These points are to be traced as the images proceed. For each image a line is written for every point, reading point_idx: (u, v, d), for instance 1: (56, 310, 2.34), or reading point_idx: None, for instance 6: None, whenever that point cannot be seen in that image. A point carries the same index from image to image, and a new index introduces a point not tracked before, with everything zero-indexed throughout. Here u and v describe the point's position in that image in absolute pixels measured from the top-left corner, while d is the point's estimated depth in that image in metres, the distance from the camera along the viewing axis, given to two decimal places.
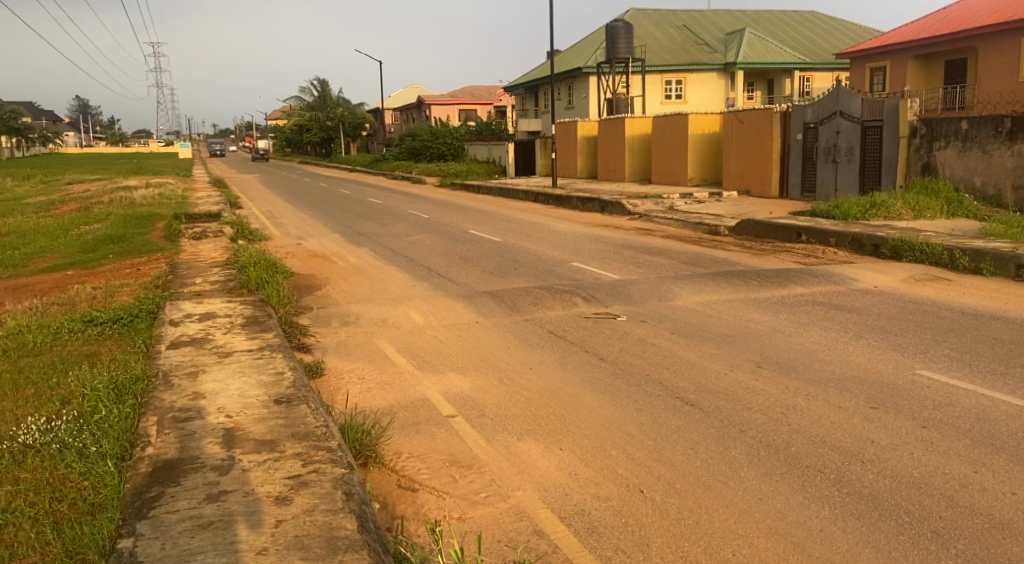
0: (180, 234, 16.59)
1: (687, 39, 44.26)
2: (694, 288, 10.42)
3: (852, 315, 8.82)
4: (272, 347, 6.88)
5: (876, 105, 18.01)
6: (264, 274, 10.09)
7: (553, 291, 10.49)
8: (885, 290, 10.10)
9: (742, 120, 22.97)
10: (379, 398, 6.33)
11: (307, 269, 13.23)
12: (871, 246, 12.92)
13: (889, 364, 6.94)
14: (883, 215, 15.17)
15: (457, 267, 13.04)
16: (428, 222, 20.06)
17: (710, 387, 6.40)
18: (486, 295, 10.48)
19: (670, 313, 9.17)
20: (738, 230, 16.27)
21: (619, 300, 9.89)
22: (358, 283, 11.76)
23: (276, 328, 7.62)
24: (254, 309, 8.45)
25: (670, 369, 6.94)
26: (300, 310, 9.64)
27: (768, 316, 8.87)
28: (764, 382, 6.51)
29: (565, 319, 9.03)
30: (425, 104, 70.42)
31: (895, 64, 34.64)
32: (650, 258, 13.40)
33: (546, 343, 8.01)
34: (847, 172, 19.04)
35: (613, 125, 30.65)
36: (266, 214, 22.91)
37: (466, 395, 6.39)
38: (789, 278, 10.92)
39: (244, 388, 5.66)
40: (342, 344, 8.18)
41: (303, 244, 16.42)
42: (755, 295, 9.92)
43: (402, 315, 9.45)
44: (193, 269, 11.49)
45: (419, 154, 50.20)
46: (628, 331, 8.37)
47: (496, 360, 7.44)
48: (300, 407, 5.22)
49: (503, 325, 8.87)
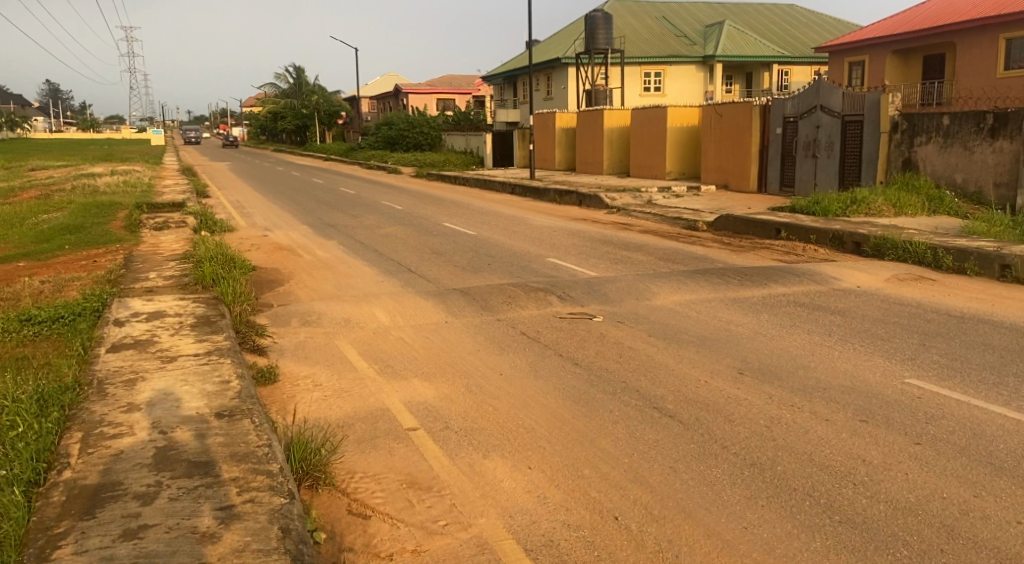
0: (141, 224, 15.98)
1: (667, 30, 43.90)
2: (672, 287, 10.04)
3: (835, 317, 8.47)
4: (220, 352, 6.42)
5: (858, 100, 17.80)
6: (221, 269, 9.59)
7: (526, 289, 10.06)
8: (869, 291, 9.77)
9: (721, 113, 22.67)
10: (335, 410, 5.88)
11: (272, 263, 12.72)
12: (853, 244, 12.62)
13: (876, 371, 6.59)
14: (864, 211, 14.88)
15: (427, 262, 12.57)
16: (400, 214, 19.55)
17: (689, 397, 6.01)
18: (456, 293, 10.03)
19: (647, 313, 8.78)
20: (716, 225, 15.95)
21: (594, 299, 9.48)
22: (323, 279, 11.27)
23: (228, 330, 7.15)
24: (206, 309, 7.97)
25: (646, 375, 6.56)
26: (259, 309, 9.16)
27: (749, 317, 8.50)
28: (746, 390, 6.14)
29: (538, 320, 8.62)
30: (402, 93, 69.64)
31: (874, 59, 34.50)
32: (628, 254, 13.03)
33: (517, 346, 7.59)
34: (827, 168, 18.80)
35: (592, 116, 30.25)
36: (235, 204, 22.28)
37: (429, 405, 5.96)
38: (770, 277, 10.57)
39: (184, 398, 5.21)
40: (301, 347, 7.72)
41: (269, 235, 15.89)
42: (735, 294, 9.55)
43: (367, 314, 8.99)
44: (148, 263, 10.95)
45: (396, 144, 49.57)
46: (604, 333, 7.96)
47: (463, 365, 7.01)
48: (243, 423, 4.77)
49: (472, 326, 8.43)
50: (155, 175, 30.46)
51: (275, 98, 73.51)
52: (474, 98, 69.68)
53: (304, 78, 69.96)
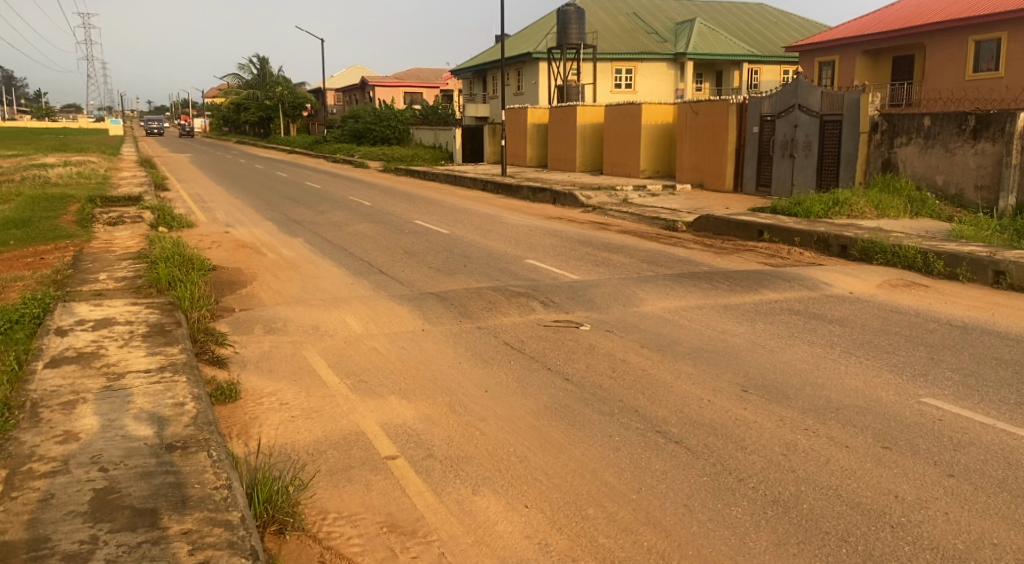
0: (94, 218, 15.13)
1: (637, 27, 43.56)
2: (659, 292, 9.54)
3: (834, 327, 8.01)
4: (174, 367, 5.77)
5: (836, 99, 17.51)
6: (177, 271, 8.90)
7: (506, 294, 9.50)
8: (863, 297, 9.35)
9: (696, 111, 22.31)
10: (303, 436, 5.29)
11: (234, 262, 12.00)
12: (839, 247, 12.24)
13: (889, 389, 6.12)
14: (846, 213, 14.54)
15: (399, 263, 11.94)
16: (369, 210, 18.89)
17: (694, 419, 5.51)
18: (431, 297, 9.44)
19: (637, 322, 8.25)
20: (695, 226, 15.54)
21: (578, 305, 8.94)
22: (289, 280, 10.60)
23: (183, 341, 6.50)
24: (160, 316, 7.28)
25: (644, 393, 6.04)
26: (219, 314, 8.48)
27: (745, 326, 8.02)
28: (753, 411, 5.65)
29: (522, 328, 8.07)
30: (369, 86, 68.65)
31: (843, 59, 34.43)
32: (609, 256, 12.53)
33: (502, 358, 7.04)
34: (805, 168, 18.51)
35: (564, 112, 29.76)
36: (196, 198, 21.42)
37: (409, 430, 5.39)
38: (759, 281, 10.12)
39: (131, 425, 4.57)
40: (266, 359, 7.09)
41: (231, 232, 15.12)
42: (726, 301, 9.08)
43: (337, 321, 8.36)
44: (99, 262, 10.19)
45: (362, 138, 48.66)
46: (593, 344, 7.44)
47: (443, 381, 6.44)
48: (198, 457, 4.15)
49: (451, 335, 7.85)
50: (111, 166, 29.34)
51: (238, 89, 72.04)
52: (443, 92, 68.99)
53: (270, 70, 69.23)
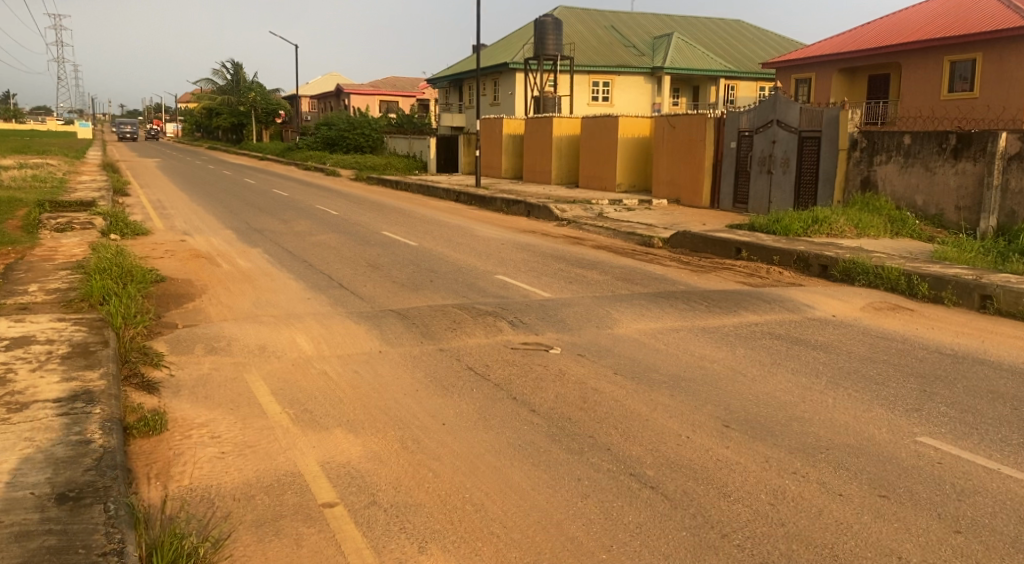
0: (41, 224, 14.35)
1: (615, 40, 43.36)
2: (634, 313, 9.00)
3: (819, 353, 7.50)
4: (88, 394, 5.14)
5: (816, 115, 17.19)
6: (115, 285, 8.25)
7: (472, 312, 8.92)
8: (847, 320, 8.88)
9: (673, 125, 21.93)
10: (231, 477, 4.70)
11: (185, 272, 11.34)
12: (819, 267, 11.81)
13: (881, 426, 5.60)
14: (826, 232, 14.10)
15: (361, 277, 11.33)
16: (335, 220, 18.24)
17: (671, 459, 4.97)
18: (392, 315, 8.84)
19: (610, 345, 7.71)
20: (671, 242, 15.10)
21: (548, 326, 8.38)
22: (241, 294, 9.95)
23: (106, 363, 5.87)
24: (87, 334, 6.63)
25: (616, 428, 5.49)
26: (157, 331, 7.84)
27: (725, 352, 7.50)
28: (736, 451, 5.11)
29: (486, 351, 7.50)
30: (345, 94, 67.95)
31: (820, 76, 34.37)
32: (582, 272, 12.00)
33: (463, 386, 6.45)
34: (783, 184, 18.18)
35: (540, 123, 29.30)
36: (156, 204, 20.60)
37: (352, 471, 4.80)
38: (738, 302, 9.63)
39: (20, 470, 3.95)
40: (203, 384, 6.45)
41: (187, 240, 14.44)
42: (705, 323, 8.56)
43: (285, 340, 7.74)
44: (34, 271, 9.50)
45: (336, 145, 48.00)
46: (562, 370, 6.88)
47: (395, 412, 5.84)
48: (89, 512, 3.55)
49: (409, 358, 7.25)
50: (70, 170, 28.43)
51: (211, 94, 70.95)
52: (419, 102, 68.47)
53: (243, 76, 67.60)
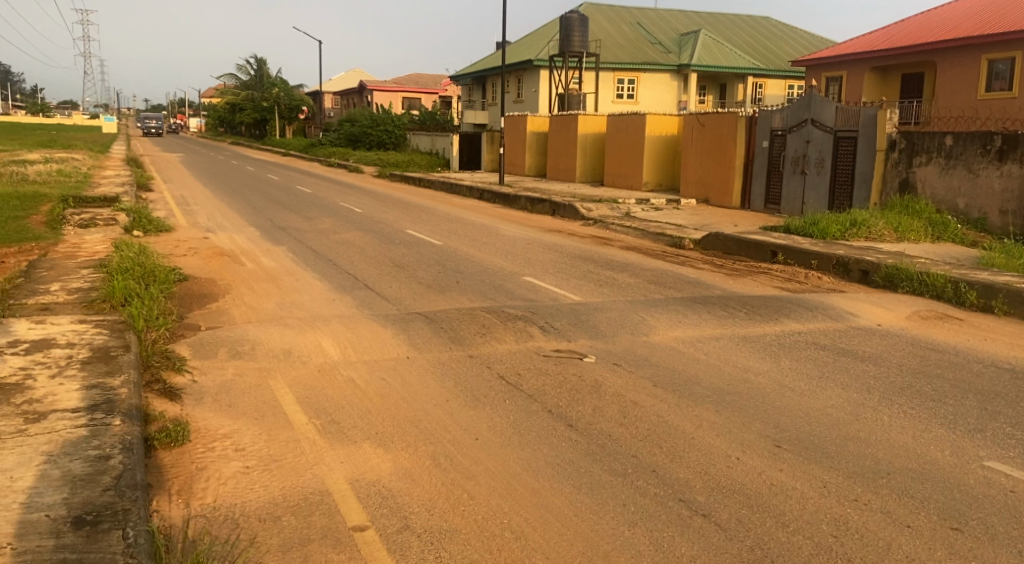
0: (64, 219, 14.25)
1: (641, 37, 42.88)
2: (670, 319, 8.66)
3: (868, 366, 7.13)
4: (108, 404, 4.91)
5: (852, 115, 16.73)
6: (137, 285, 8.06)
7: (501, 316, 8.62)
8: (893, 330, 8.49)
9: (703, 123, 21.54)
10: (256, 495, 4.45)
11: (208, 271, 11.15)
12: (859, 272, 11.42)
13: (942, 448, 5.24)
14: (864, 235, 13.66)
15: (387, 278, 11.07)
16: (359, 217, 18.04)
17: (722, 483, 4.65)
18: (419, 319, 8.57)
19: (647, 354, 7.39)
20: (703, 243, 14.74)
21: (580, 333, 8.06)
22: (265, 294, 9.73)
23: (128, 369, 5.64)
24: (108, 337, 6.42)
25: (660, 447, 5.18)
26: (180, 333, 7.63)
27: (768, 363, 7.17)
28: (791, 474, 4.78)
29: (518, 358, 7.21)
30: (367, 90, 67.86)
31: (851, 75, 33.74)
32: (612, 275, 11.67)
33: (495, 396, 6.16)
34: (817, 185, 17.73)
35: (565, 121, 28.96)
36: (179, 200, 20.53)
37: (383, 491, 4.53)
38: (778, 309, 9.27)
39: (36, 488, 3.71)
40: (226, 391, 6.21)
41: (210, 238, 14.27)
42: (745, 332, 8.22)
43: (311, 344, 7.49)
44: (57, 269, 9.34)
45: (358, 142, 47.94)
46: (599, 381, 6.56)
47: (426, 424, 5.56)
48: (107, 539, 3.30)
49: (437, 365, 6.98)
50: (95, 164, 28.49)
51: (235, 90, 71.21)
52: (441, 98, 68.19)
53: (267, 72, 67.64)
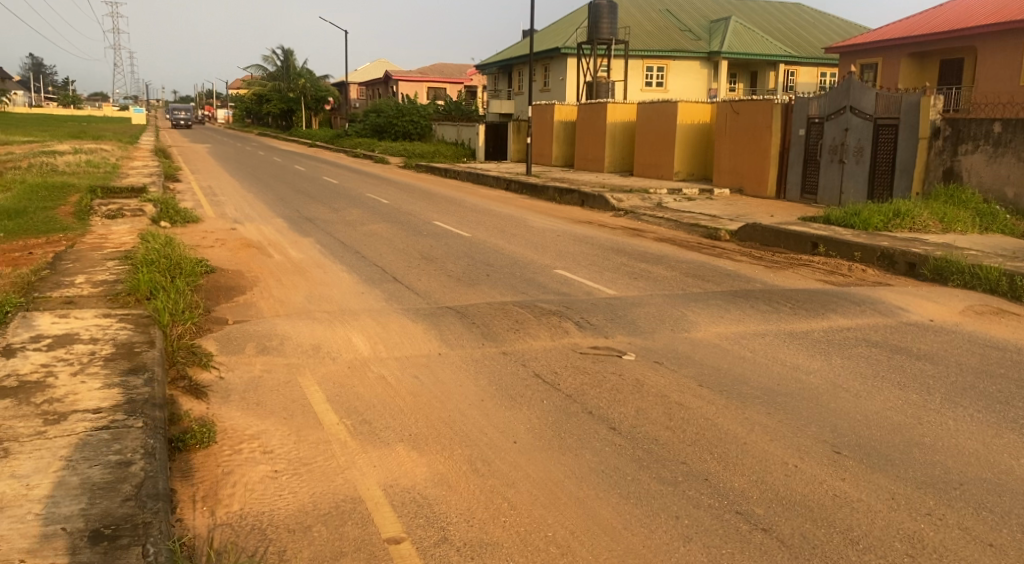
0: (92, 210, 14.16)
1: (670, 25, 42.23)
2: (712, 314, 8.31)
3: (925, 364, 6.74)
4: (132, 404, 4.69)
5: (893, 101, 16.20)
6: (163, 277, 7.86)
7: (535, 311, 8.32)
8: (948, 326, 8.07)
9: (737, 111, 21.05)
10: (285, 502, 4.21)
11: (235, 263, 10.98)
12: (905, 265, 10.97)
13: (1017, 457, 4.86)
14: (908, 226, 13.18)
15: (416, 270, 10.80)
16: (386, 208, 17.81)
17: (780, 493, 4.33)
18: (450, 313, 8.29)
19: (691, 352, 7.05)
20: (739, 235, 14.33)
21: (617, 328, 7.74)
22: (293, 287, 9.52)
23: (151, 367, 5.42)
24: (132, 332, 6.22)
25: (711, 453, 4.88)
26: (207, 328, 7.42)
27: (818, 362, 6.80)
28: (856, 483, 4.44)
29: (554, 355, 6.92)
30: (392, 80, 67.63)
31: (887, 61, 32.93)
32: (647, 267, 11.33)
33: (533, 397, 5.87)
34: (855, 175, 17.22)
35: (593, 110, 28.54)
36: (206, 191, 20.42)
37: (418, 498, 4.27)
38: (824, 304, 8.88)
39: (53, 497, 3.49)
40: (254, 389, 5.98)
41: (237, 229, 14.11)
42: (792, 328, 7.86)
43: (340, 340, 7.25)
44: (83, 261, 9.19)
45: (384, 132, 47.78)
46: (640, 381, 6.24)
47: (462, 427, 5.29)
48: (127, 557, 3.07)
49: (471, 362, 6.70)
50: (123, 155, 28.57)
51: (262, 81, 71.36)
52: (466, 88, 67.79)
53: (294, 62, 67.62)
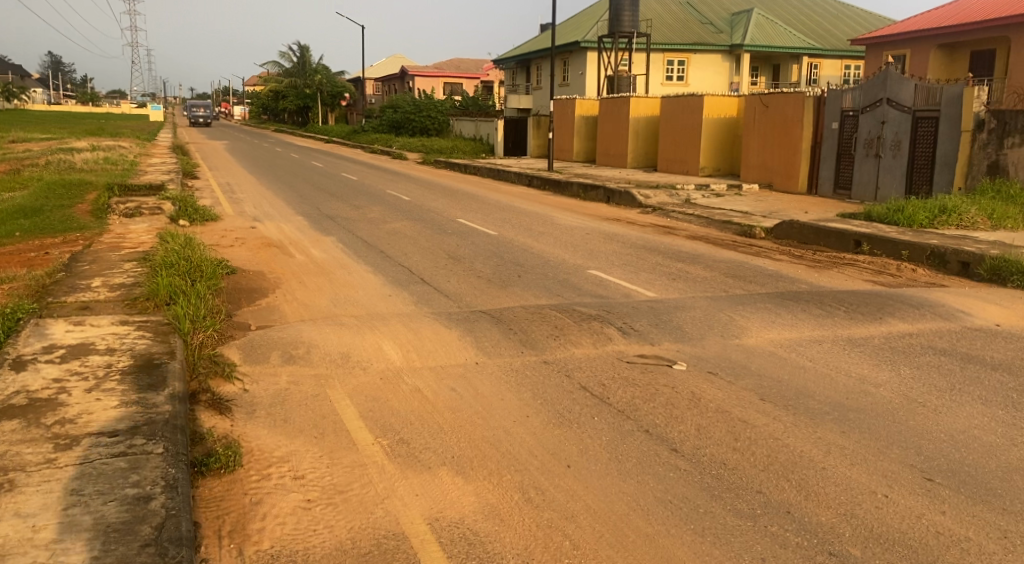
0: (109, 209, 13.82)
1: (692, 17, 41.56)
2: (763, 319, 7.80)
3: (1002, 376, 6.22)
4: (151, 425, 4.26)
5: (933, 93, 15.59)
6: (183, 280, 7.46)
7: (574, 316, 7.84)
8: (1016, 332, 7.54)
9: (766, 104, 20.44)
10: (321, 538, 3.78)
11: (256, 263, 10.58)
12: (958, 264, 10.43)
13: None
14: (955, 223, 12.59)
15: (444, 271, 10.37)
16: (408, 205, 17.39)
17: (876, 530, 3.84)
18: (485, 318, 7.84)
19: (746, 361, 6.57)
20: (776, 232, 13.79)
21: (664, 335, 7.24)
22: (317, 289, 9.11)
23: (172, 382, 5.00)
24: (151, 342, 5.81)
25: (789, 480, 4.40)
26: (229, 334, 7.02)
27: (886, 373, 6.29)
28: (959, 518, 3.95)
29: (599, 365, 6.45)
30: (408, 75, 67.15)
31: (916, 53, 32.18)
32: (685, 267, 10.83)
33: (582, 413, 5.39)
34: (892, 169, 16.62)
35: (616, 105, 28.00)
36: (225, 188, 20.09)
37: (469, 535, 3.82)
38: (880, 306, 8.36)
39: (62, 543, 3.09)
40: (281, 403, 5.55)
41: (257, 227, 13.73)
42: (851, 334, 7.35)
43: (370, 348, 6.82)
44: (101, 262, 8.81)
45: (401, 128, 47.34)
46: (696, 394, 5.74)
47: (509, 448, 4.83)
48: None
49: (511, 373, 6.23)
50: (141, 152, 28.33)
51: (279, 77, 71.17)
52: (482, 84, 67.24)
53: (310, 58, 67.29)
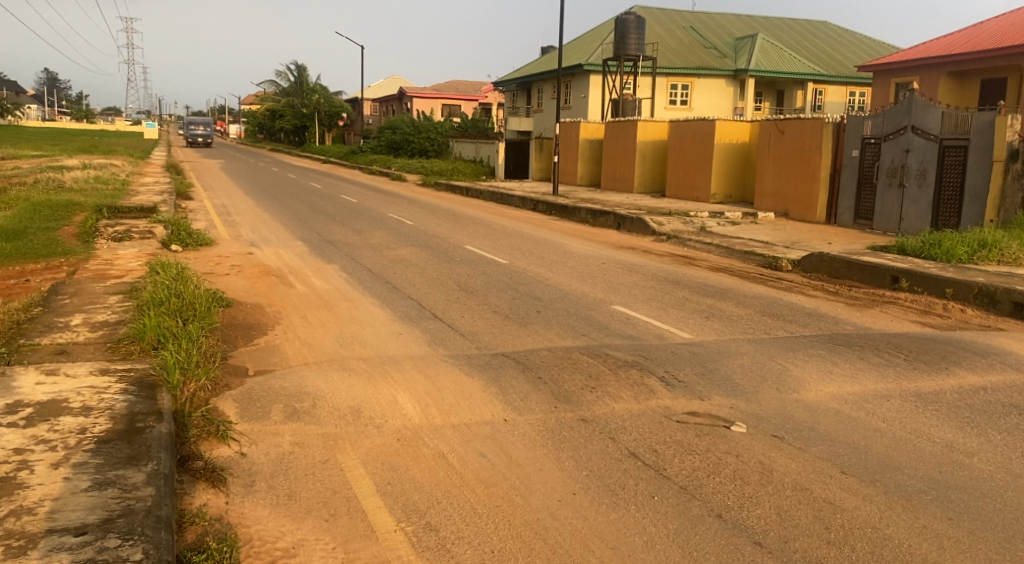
0: (97, 232, 13.01)
1: (695, 41, 41.18)
2: (818, 369, 7.02)
3: None
4: (124, 521, 3.43)
5: (962, 120, 14.94)
6: (172, 320, 6.64)
7: (608, 362, 7.05)
8: None
9: (782, 129, 19.83)
10: None
11: (254, 295, 9.80)
12: (1010, 304, 9.72)
13: None
14: (996, 259, 11.91)
15: (456, 305, 9.58)
16: (412, 230, 16.63)
17: None
18: (508, 363, 7.06)
19: (811, 420, 5.80)
20: (803, 265, 13.07)
21: (713, 388, 6.45)
22: (321, 326, 8.32)
23: (156, 452, 4.19)
24: (134, 398, 4.99)
25: None
26: (224, 383, 6.20)
27: (974, 438, 5.51)
28: None
29: (647, 425, 5.65)
30: (407, 97, 66.63)
31: (924, 80, 31.68)
32: (715, 304, 10.07)
33: (638, 491, 4.58)
34: (917, 200, 15.95)
35: (622, 128, 27.40)
36: (220, 210, 19.31)
37: None
38: (941, 354, 7.60)
39: None
40: (284, 473, 4.73)
41: (254, 253, 12.96)
42: (919, 388, 6.59)
43: (383, 400, 6.02)
44: (84, 294, 8.02)
45: (400, 149, 46.73)
46: (766, 466, 4.95)
47: (559, 539, 4.04)
48: None
49: (546, 434, 5.43)
50: (135, 171, 27.52)
51: (275, 97, 70.59)
52: (480, 105, 66.61)
53: (307, 78, 66.84)
